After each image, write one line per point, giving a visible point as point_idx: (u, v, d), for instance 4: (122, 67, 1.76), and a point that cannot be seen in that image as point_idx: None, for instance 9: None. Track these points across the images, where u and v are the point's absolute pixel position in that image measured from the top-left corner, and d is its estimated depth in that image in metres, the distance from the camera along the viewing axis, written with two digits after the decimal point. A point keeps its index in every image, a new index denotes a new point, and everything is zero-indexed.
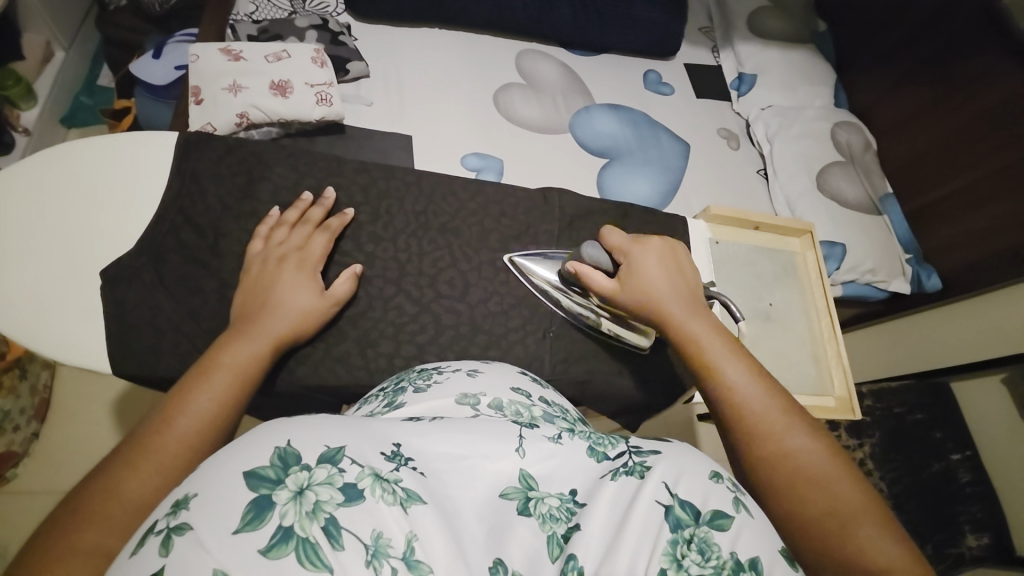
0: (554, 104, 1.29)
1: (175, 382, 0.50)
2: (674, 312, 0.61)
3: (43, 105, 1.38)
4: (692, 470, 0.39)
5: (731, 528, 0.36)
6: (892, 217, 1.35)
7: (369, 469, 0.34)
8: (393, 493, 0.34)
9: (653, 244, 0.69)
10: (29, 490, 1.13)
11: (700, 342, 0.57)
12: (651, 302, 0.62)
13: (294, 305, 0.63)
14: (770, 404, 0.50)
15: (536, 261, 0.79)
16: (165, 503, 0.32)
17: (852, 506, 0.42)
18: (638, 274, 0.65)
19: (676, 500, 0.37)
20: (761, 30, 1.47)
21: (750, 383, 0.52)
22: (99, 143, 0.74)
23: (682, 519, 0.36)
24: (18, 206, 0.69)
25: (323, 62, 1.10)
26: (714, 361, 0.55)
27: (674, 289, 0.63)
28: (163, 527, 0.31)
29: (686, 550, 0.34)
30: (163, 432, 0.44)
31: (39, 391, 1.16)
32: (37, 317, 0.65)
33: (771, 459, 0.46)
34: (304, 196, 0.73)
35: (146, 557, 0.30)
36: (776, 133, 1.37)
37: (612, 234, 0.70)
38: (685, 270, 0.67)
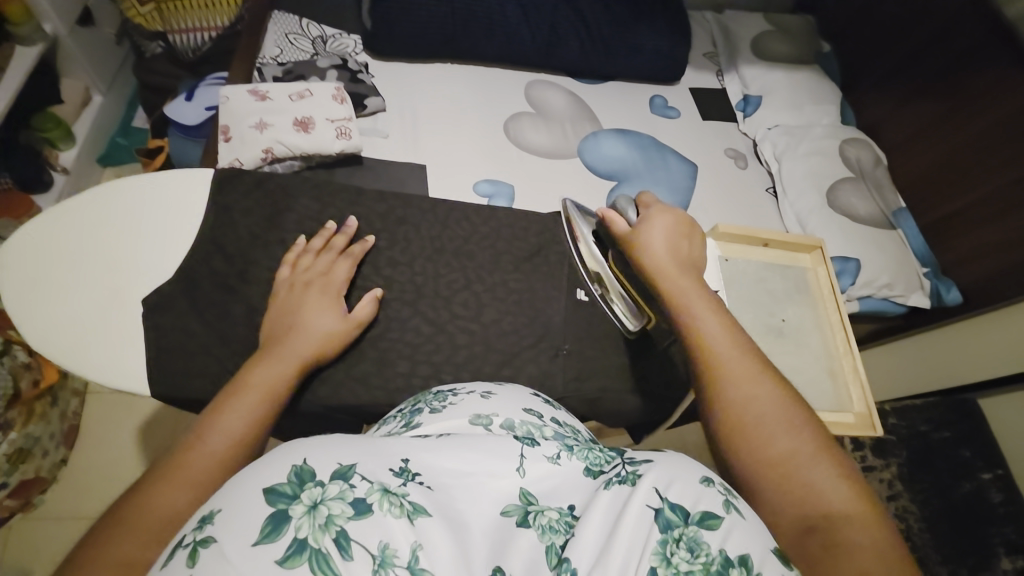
0: (562, 131, 1.34)
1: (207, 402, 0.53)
2: (667, 265, 0.62)
3: (81, 146, 1.48)
4: (684, 475, 0.40)
5: (720, 528, 0.36)
6: (907, 231, 1.35)
7: (378, 484, 0.36)
8: (400, 506, 0.35)
9: (679, 212, 0.70)
10: (54, 515, 1.17)
11: (684, 297, 0.59)
12: (647, 257, 0.64)
13: (318, 328, 0.66)
14: (745, 360, 0.53)
15: (580, 213, 0.81)
16: (193, 518, 0.34)
17: (816, 458, 0.45)
18: (645, 226, 0.67)
19: (666, 503, 0.38)
20: (763, 54, 1.52)
21: (728, 338, 0.55)
22: (140, 180, 0.79)
23: (672, 520, 0.37)
24: (65, 238, 0.74)
25: (342, 99, 1.16)
26: (697, 317, 0.57)
27: (675, 250, 0.65)
28: (191, 540, 0.33)
29: (676, 549, 0.35)
30: (192, 450, 0.46)
31: (68, 416, 1.20)
32: (78, 343, 0.68)
33: (736, 415, 0.49)
34: (328, 225, 0.77)
35: (175, 568, 0.32)
36: (783, 152, 1.39)
37: (648, 194, 0.73)
38: (692, 238, 0.68)
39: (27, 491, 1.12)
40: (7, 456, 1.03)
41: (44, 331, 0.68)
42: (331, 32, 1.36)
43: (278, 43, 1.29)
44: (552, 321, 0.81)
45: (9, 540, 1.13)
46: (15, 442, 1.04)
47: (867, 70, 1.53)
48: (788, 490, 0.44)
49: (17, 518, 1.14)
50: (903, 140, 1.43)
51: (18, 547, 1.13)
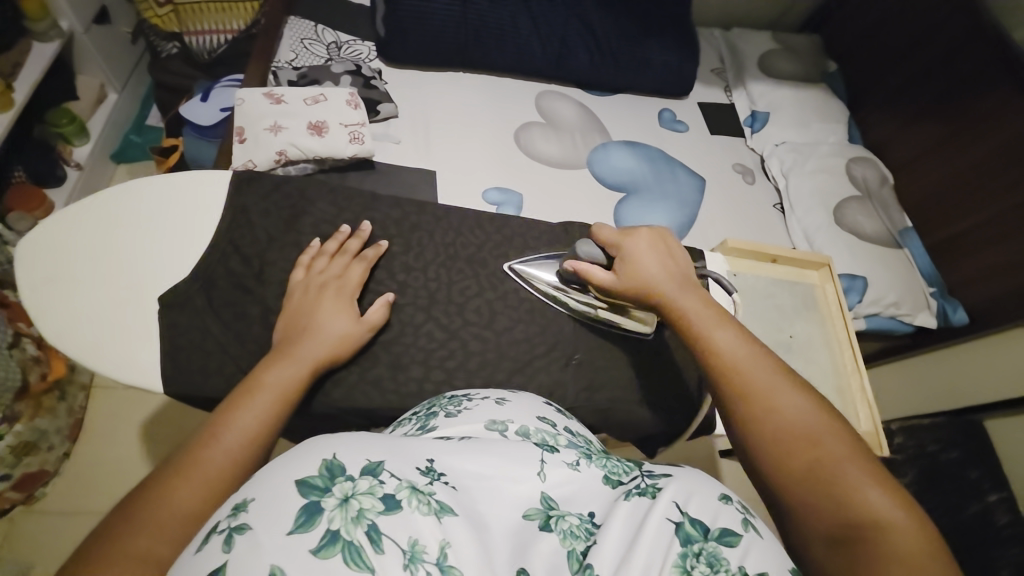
0: (572, 141, 1.35)
1: (224, 398, 0.55)
2: (664, 290, 0.68)
3: (95, 142, 1.49)
4: (703, 492, 0.42)
5: (739, 545, 0.38)
6: (913, 251, 1.35)
7: (405, 482, 0.39)
8: (427, 504, 0.38)
9: (645, 233, 0.76)
10: (54, 510, 1.16)
11: (690, 314, 0.64)
12: (645, 284, 0.69)
13: (331, 331, 0.66)
14: (760, 364, 0.57)
15: (537, 266, 0.83)
16: (225, 507, 0.37)
17: (841, 452, 0.49)
18: (627, 258, 0.72)
19: (686, 517, 0.40)
20: (771, 72, 1.54)
21: (740, 346, 0.59)
22: (162, 181, 0.80)
23: (691, 535, 0.38)
24: (85, 234, 0.74)
25: (356, 105, 1.17)
26: (706, 329, 0.62)
27: (664, 270, 0.70)
28: (225, 526, 0.36)
29: (696, 562, 0.37)
30: (209, 445, 0.48)
31: (75, 411, 1.21)
32: (95, 338, 0.69)
33: (768, 429, 0.52)
34: (342, 228, 0.78)
35: (210, 552, 0.35)
36: (790, 169, 1.40)
37: (603, 230, 0.77)
38: (675, 251, 0.74)
39: (29, 485, 1.12)
40: (13, 448, 1.03)
41: (60, 323, 0.69)
42: (346, 38, 1.38)
43: (294, 47, 1.31)
44: (563, 330, 0.81)
45: (9, 533, 1.13)
46: (21, 435, 1.04)
47: (873, 90, 1.55)
48: (828, 501, 0.46)
49: (19, 510, 1.14)
50: (909, 161, 1.44)
51: (16, 541, 1.12)
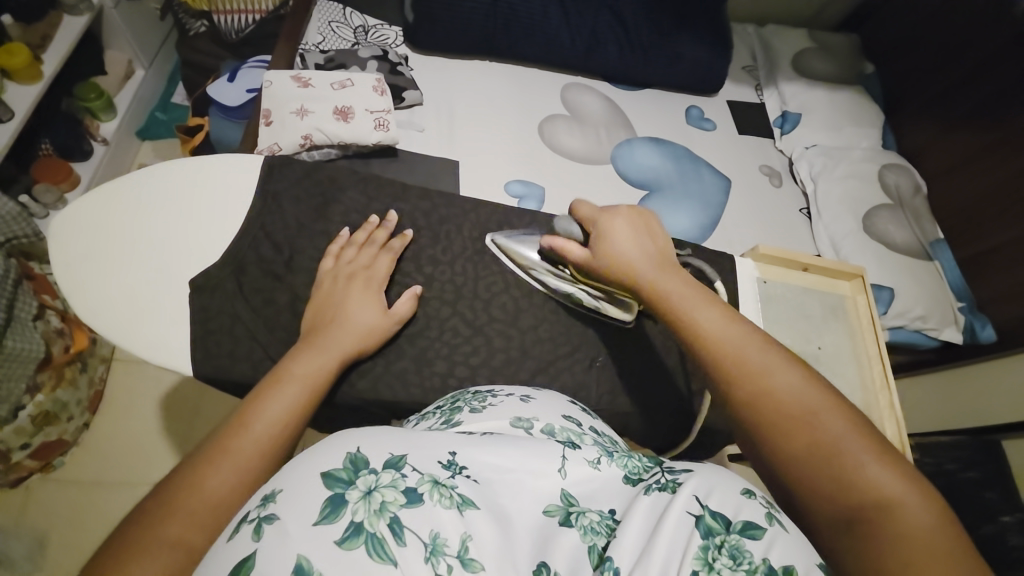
0: (596, 135, 1.33)
1: (252, 389, 0.56)
2: (644, 271, 0.66)
3: (121, 118, 1.50)
4: (725, 485, 0.41)
5: (764, 538, 0.37)
6: (944, 263, 1.32)
7: (427, 476, 0.39)
8: (449, 498, 0.38)
9: (624, 211, 0.74)
10: (70, 478, 1.20)
11: (673, 294, 0.62)
12: (621, 266, 0.68)
13: (359, 322, 0.67)
14: (748, 342, 0.55)
15: (516, 242, 0.82)
16: (256, 498, 0.38)
17: (842, 435, 0.47)
18: (603, 241, 0.70)
19: (707, 510, 0.38)
20: (805, 72, 1.49)
21: (723, 324, 0.57)
22: (195, 163, 0.80)
23: (713, 527, 0.37)
24: (120, 213, 0.75)
25: (383, 91, 1.16)
26: (689, 309, 0.60)
27: (643, 250, 0.69)
28: (255, 517, 0.36)
29: (718, 555, 0.36)
30: (240, 436, 0.49)
31: (95, 383, 1.23)
32: (125, 319, 0.69)
33: (758, 407, 0.50)
34: (371, 218, 0.78)
35: (240, 541, 0.35)
36: (820, 173, 1.36)
37: (583, 206, 0.75)
38: (654, 231, 0.72)
39: (48, 453, 1.15)
40: (34, 418, 1.05)
41: (93, 300, 0.70)
42: (373, 22, 1.36)
43: (322, 30, 1.30)
44: (588, 331, 0.81)
45: (27, 500, 1.16)
46: (41, 405, 1.05)
47: (910, 94, 1.50)
48: (831, 478, 0.45)
49: (37, 478, 1.18)
50: (945, 170, 1.40)
51: (33, 507, 1.16)
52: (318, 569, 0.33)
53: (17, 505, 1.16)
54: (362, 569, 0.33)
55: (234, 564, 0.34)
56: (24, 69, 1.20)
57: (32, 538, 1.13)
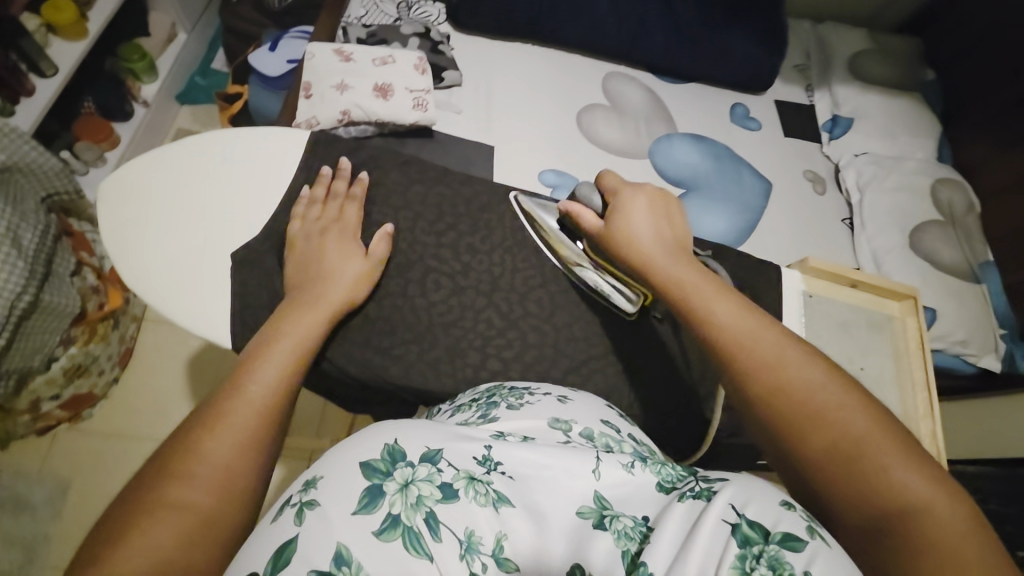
0: (635, 128, 1.29)
1: (245, 350, 0.56)
2: (657, 255, 0.62)
3: (163, 81, 1.51)
4: (763, 495, 0.36)
5: (805, 551, 0.32)
6: (990, 287, 1.26)
7: (463, 472, 0.39)
8: (485, 495, 0.38)
9: (647, 189, 0.70)
10: (97, 429, 1.24)
11: (685, 282, 0.58)
12: (634, 250, 0.64)
13: (346, 273, 0.68)
14: (765, 337, 0.50)
15: (538, 206, 0.82)
16: (297, 482, 0.38)
17: (871, 440, 0.43)
18: (619, 217, 0.67)
19: (744, 519, 0.34)
20: (860, 75, 1.42)
21: (737, 317, 0.52)
22: (241, 133, 0.81)
23: (750, 536, 0.33)
24: (166, 179, 0.76)
25: (424, 70, 1.14)
26: (702, 300, 0.55)
27: (657, 234, 0.65)
28: (297, 500, 0.36)
29: (755, 565, 0.32)
30: (234, 399, 0.49)
31: (125, 340, 1.26)
32: (167, 286, 0.70)
33: (776, 408, 0.46)
34: (322, 172, 0.77)
35: (283, 523, 0.35)
36: (867, 183, 1.30)
37: (608, 176, 0.73)
38: (674, 218, 0.68)
39: (78, 404, 1.19)
40: (66, 370, 1.08)
41: (137, 265, 0.71)
42: None
43: (365, 4, 1.28)
44: (625, 333, 0.79)
45: (55, 446, 1.21)
46: (74, 358, 1.09)
47: (971, 106, 1.41)
48: (860, 485, 0.41)
49: (64, 427, 1.22)
50: (1001, 189, 1.33)
51: (60, 453, 1.21)
52: (357, 558, 0.33)
53: (44, 450, 1.21)
54: (401, 562, 0.34)
55: (276, 546, 0.34)
56: (71, 26, 1.22)
57: (55, 484, 1.18)
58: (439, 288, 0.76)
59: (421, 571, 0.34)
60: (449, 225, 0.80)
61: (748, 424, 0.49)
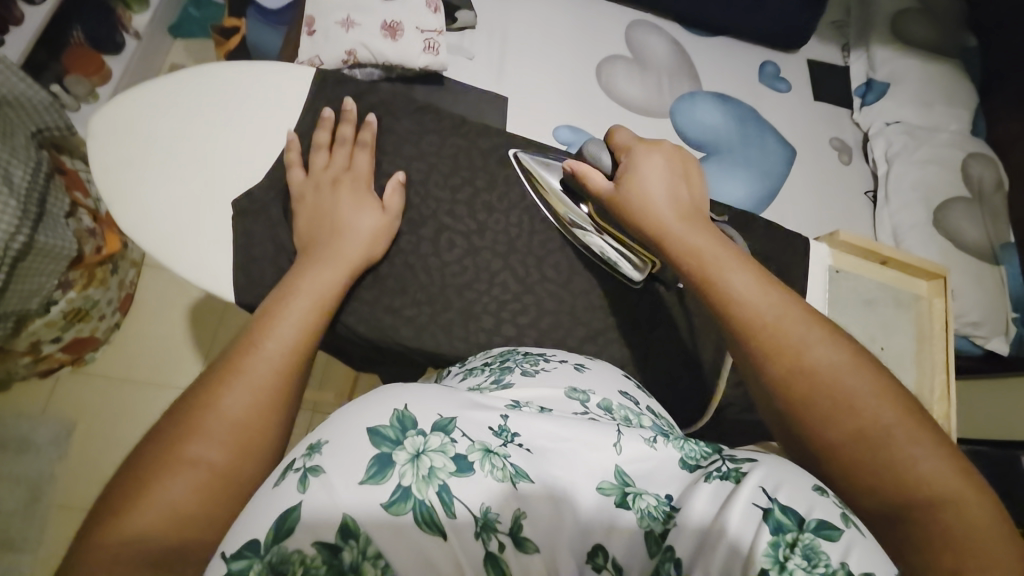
0: (658, 84, 1.21)
1: (261, 304, 0.54)
2: (671, 221, 0.58)
3: (155, 11, 1.41)
4: (796, 478, 0.35)
5: (841, 540, 0.32)
6: (1008, 270, 1.22)
7: (477, 443, 0.36)
8: (501, 469, 0.36)
9: (662, 148, 0.65)
10: (101, 374, 1.24)
11: (703, 253, 0.55)
12: (647, 211, 0.60)
13: (360, 227, 0.65)
14: (787, 313, 0.48)
15: (542, 165, 0.77)
16: (300, 446, 0.37)
17: (891, 424, 0.41)
18: (633, 181, 0.62)
19: (777, 504, 0.34)
20: (904, 34, 1.32)
21: (759, 291, 0.50)
22: (240, 70, 0.75)
23: (783, 523, 0.33)
24: (161, 118, 0.71)
25: (436, 8, 1.05)
26: (720, 271, 0.52)
27: (674, 197, 0.61)
28: (300, 466, 0.35)
29: (789, 554, 0.31)
30: (253, 355, 0.47)
31: (125, 286, 1.24)
32: (166, 233, 0.67)
33: (796, 386, 0.45)
34: (325, 113, 0.71)
35: (286, 489, 0.34)
36: (896, 154, 1.23)
37: (621, 133, 0.68)
38: (691, 179, 0.64)
39: (79, 348, 1.18)
40: (66, 314, 1.07)
41: (134, 211, 0.67)
42: None
43: None
44: (643, 303, 0.76)
45: (60, 389, 1.22)
46: (73, 302, 1.07)
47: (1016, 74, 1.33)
48: (877, 470, 0.40)
49: (67, 370, 1.22)
50: None
51: (65, 396, 1.22)
52: (365, 529, 0.32)
53: (50, 392, 1.21)
54: (411, 536, 0.32)
55: (278, 513, 0.32)
56: None
57: (61, 424, 1.20)
58: (453, 247, 0.72)
59: (434, 549, 0.33)
60: (465, 179, 0.75)
61: (762, 399, 0.48)
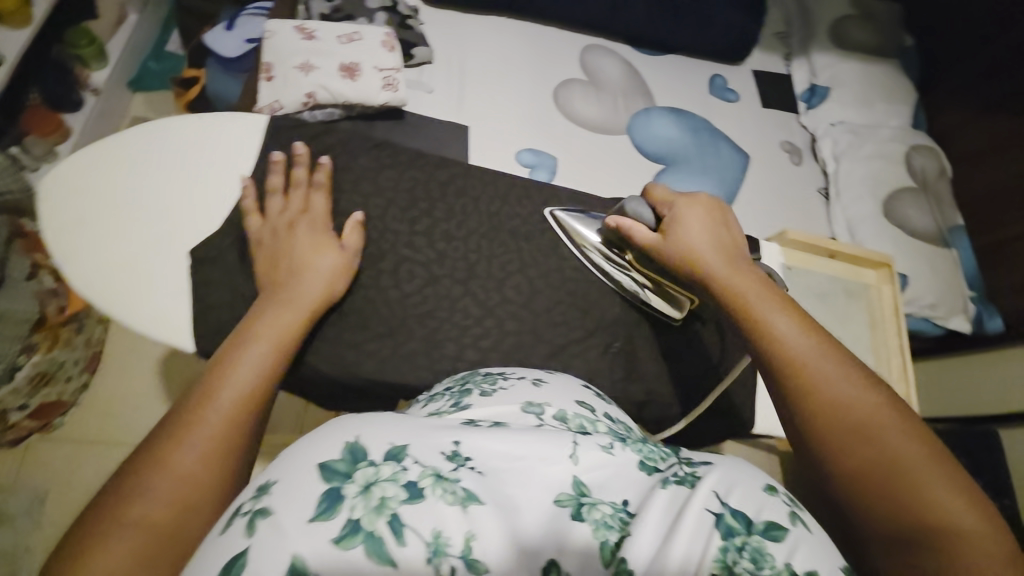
0: (613, 102, 1.26)
1: (216, 352, 0.54)
2: (715, 262, 0.61)
3: (114, 67, 1.43)
4: (746, 481, 0.38)
5: (786, 540, 0.35)
6: (961, 252, 1.29)
7: (429, 469, 0.37)
8: (453, 493, 0.36)
9: (700, 198, 0.68)
10: (71, 437, 1.20)
11: (743, 293, 0.57)
12: (691, 253, 0.62)
13: (321, 267, 0.66)
14: (821, 354, 0.50)
15: (578, 219, 0.80)
16: (250, 489, 0.37)
17: (914, 460, 0.43)
18: (678, 230, 0.64)
19: (727, 509, 0.36)
20: (840, 41, 1.41)
21: (797, 332, 0.52)
22: (191, 123, 0.77)
23: (733, 527, 0.35)
24: (112, 176, 0.72)
25: (392, 47, 1.09)
26: (758, 311, 0.54)
27: (716, 241, 0.63)
28: (248, 510, 0.35)
29: (738, 557, 0.34)
30: (205, 407, 0.47)
31: (92, 343, 1.20)
32: (121, 288, 0.67)
33: (827, 422, 0.46)
34: (276, 156, 0.72)
35: (233, 536, 0.34)
36: (844, 152, 1.31)
37: (658, 189, 0.70)
38: (729, 224, 0.66)
39: (48, 412, 1.14)
40: (31, 378, 1.03)
41: (89, 269, 0.67)
42: None
43: None
44: (605, 316, 0.78)
45: (28, 455, 1.17)
46: (39, 365, 1.04)
47: (946, 72, 1.43)
48: (898, 504, 0.42)
49: (37, 436, 1.18)
50: (971, 155, 1.36)
51: (33, 464, 1.17)
52: (312, 570, 0.32)
53: (17, 460, 1.17)
54: (361, 568, 0.33)
55: (228, 558, 0.33)
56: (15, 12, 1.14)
57: (27, 491, 1.15)
58: (413, 278, 0.74)
59: None
60: (423, 211, 0.77)
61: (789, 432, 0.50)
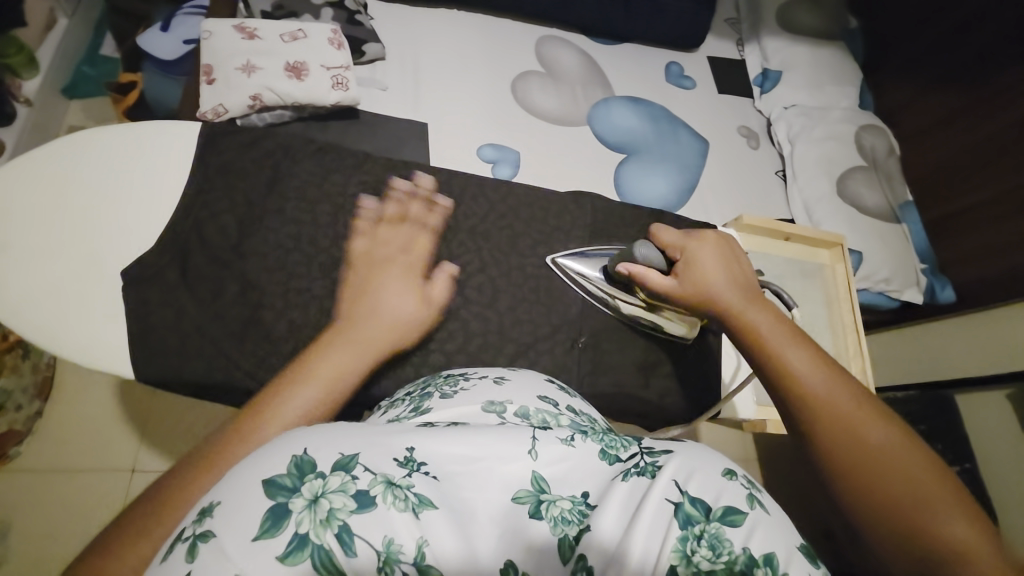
0: (572, 93, 1.26)
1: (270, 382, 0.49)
2: (731, 298, 0.62)
3: (45, 75, 1.33)
4: (707, 466, 0.39)
5: (744, 524, 0.35)
6: (910, 227, 1.34)
7: (381, 476, 0.35)
8: (404, 499, 0.35)
9: (710, 237, 0.69)
10: (28, 469, 1.12)
11: (759, 327, 0.58)
12: (707, 292, 0.63)
13: (401, 313, 0.61)
14: (833, 385, 0.51)
15: (576, 262, 0.79)
16: (192, 511, 0.35)
17: (926, 489, 0.43)
18: (692, 270, 0.65)
19: (686, 497, 0.36)
20: (790, 24, 1.43)
21: (811, 365, 0.53)
22: (120, 135, 0.73)
23: (692, 516, 0.35)
24: (35, 195, 0.67)
25: (340, 44, 1.06)
26: (773, 343, 0.56)
27: (730, 279, 0.64)
28: (190, 534, 0.33)
29: (696, 546, 0.34)
30: (242, 441, 0.44)
31: (40, 370, 1.13)
32: (52, 314, 0.63)
33: (839, 449, 0.47)
34: (400, 182, 0.74)
35: (174, 562, 0.32)
36: (798, 134, 1.33)
37: (665, 232, 0.70)
38: (741, 261, 0.68)
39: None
40: None
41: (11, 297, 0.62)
42: None
43: None
44: (568, 312, 0.78)
45: None
46: None
47: (889, 54, 1.49)
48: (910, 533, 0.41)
49: None
50: (915, 133, 1.42)
51: None
52: None
53: None
54: None
55: None
56: None
57: None
58: None
59: None
60: None
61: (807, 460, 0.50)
